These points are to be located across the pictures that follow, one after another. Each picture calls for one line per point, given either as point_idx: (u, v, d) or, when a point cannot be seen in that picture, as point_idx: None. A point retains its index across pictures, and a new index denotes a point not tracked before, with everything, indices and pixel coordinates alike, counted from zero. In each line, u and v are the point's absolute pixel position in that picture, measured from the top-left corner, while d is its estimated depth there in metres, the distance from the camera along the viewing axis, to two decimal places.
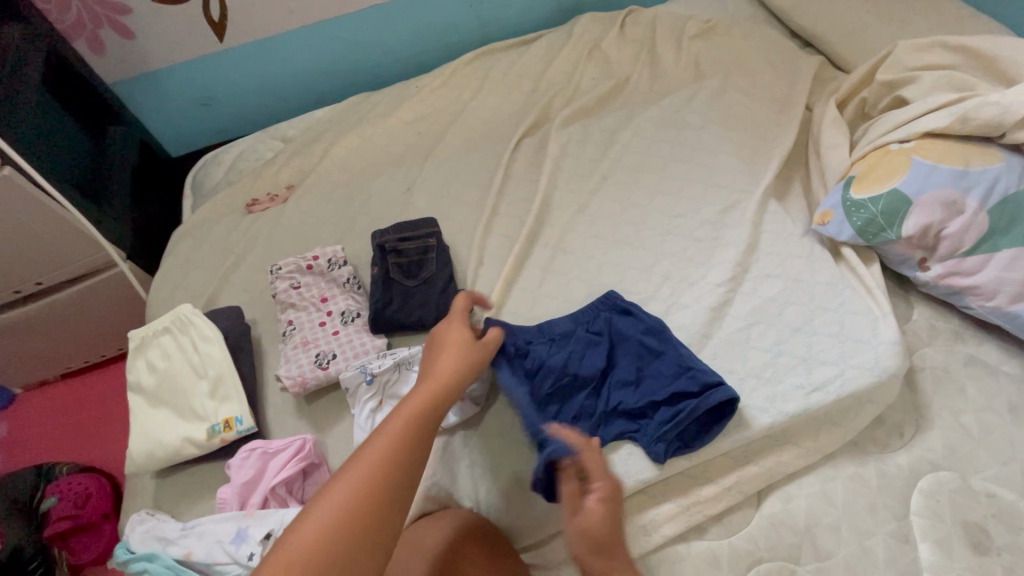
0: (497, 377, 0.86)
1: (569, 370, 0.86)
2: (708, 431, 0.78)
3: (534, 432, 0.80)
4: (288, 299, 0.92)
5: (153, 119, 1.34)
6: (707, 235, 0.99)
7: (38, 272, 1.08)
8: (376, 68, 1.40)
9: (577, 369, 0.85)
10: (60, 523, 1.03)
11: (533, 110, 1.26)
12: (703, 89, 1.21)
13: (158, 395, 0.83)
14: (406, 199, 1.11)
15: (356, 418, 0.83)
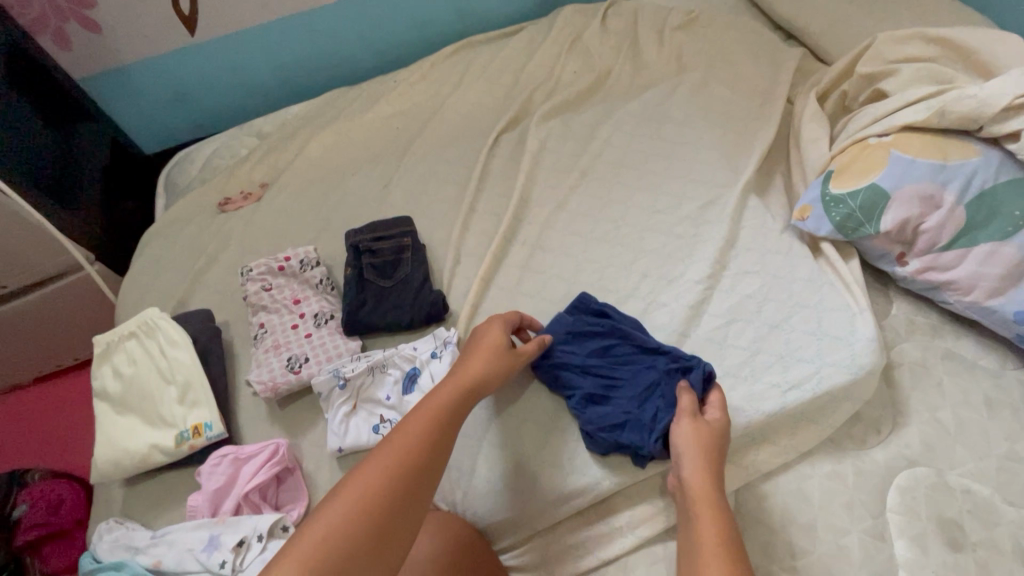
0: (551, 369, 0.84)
1: (575, 379, 0.82)
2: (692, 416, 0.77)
3: (604, 418, 0.78)
4: (260, 302, 0.90)
5: (124, 115, 1.31)
6: (687, 231, 0.98)
7: (3, 276, 1.04)
8: (354, 62, 1.37)
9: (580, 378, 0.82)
10: (32, 531, 1.01)
11: (514, 104, 1.24)
12: (684, 83, 1.20)
13: (125, 402, 0.81)
14: (383, 196, 1.08)
15: (329, 423, 0.81)
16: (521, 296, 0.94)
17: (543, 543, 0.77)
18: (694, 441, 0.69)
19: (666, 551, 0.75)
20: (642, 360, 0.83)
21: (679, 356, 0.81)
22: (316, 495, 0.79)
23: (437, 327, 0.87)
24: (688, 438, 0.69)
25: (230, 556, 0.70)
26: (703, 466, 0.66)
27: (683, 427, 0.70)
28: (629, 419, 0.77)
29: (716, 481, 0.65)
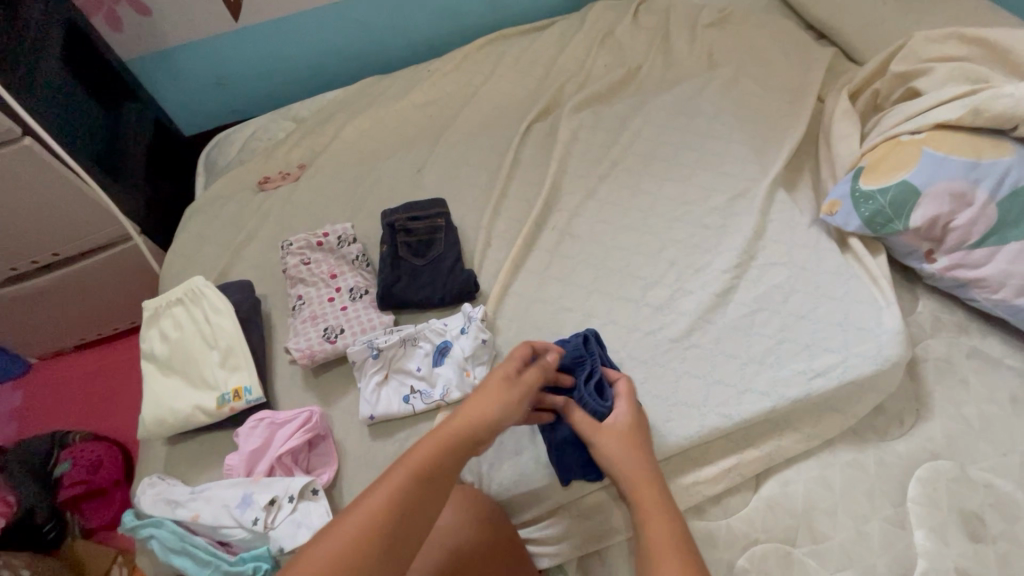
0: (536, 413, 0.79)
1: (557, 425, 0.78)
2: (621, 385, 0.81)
3: None
4: (298, 275, 0.93)
5: (168, 95, 1.36)
6: (715, 223, 0.99)
7: (56, 242, 1.07)
8: (389, 52, 1.41)
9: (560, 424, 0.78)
10: (74, 488, 1.07)
11: (544, 96, 1.26)
12: (714, 79, 1.21)
13: (170, 363, 0.85)
14: (416, 180, 1.11)
15: (362, 391, 0.84)
16: (549, 280, 0.95)
17: (567, 517, 0.79)
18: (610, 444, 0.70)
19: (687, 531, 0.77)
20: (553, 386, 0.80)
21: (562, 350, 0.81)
22: (349, 460, 0.82)
23: (465, 304, 0.90)
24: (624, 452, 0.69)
25: (263, 514, 0.73)
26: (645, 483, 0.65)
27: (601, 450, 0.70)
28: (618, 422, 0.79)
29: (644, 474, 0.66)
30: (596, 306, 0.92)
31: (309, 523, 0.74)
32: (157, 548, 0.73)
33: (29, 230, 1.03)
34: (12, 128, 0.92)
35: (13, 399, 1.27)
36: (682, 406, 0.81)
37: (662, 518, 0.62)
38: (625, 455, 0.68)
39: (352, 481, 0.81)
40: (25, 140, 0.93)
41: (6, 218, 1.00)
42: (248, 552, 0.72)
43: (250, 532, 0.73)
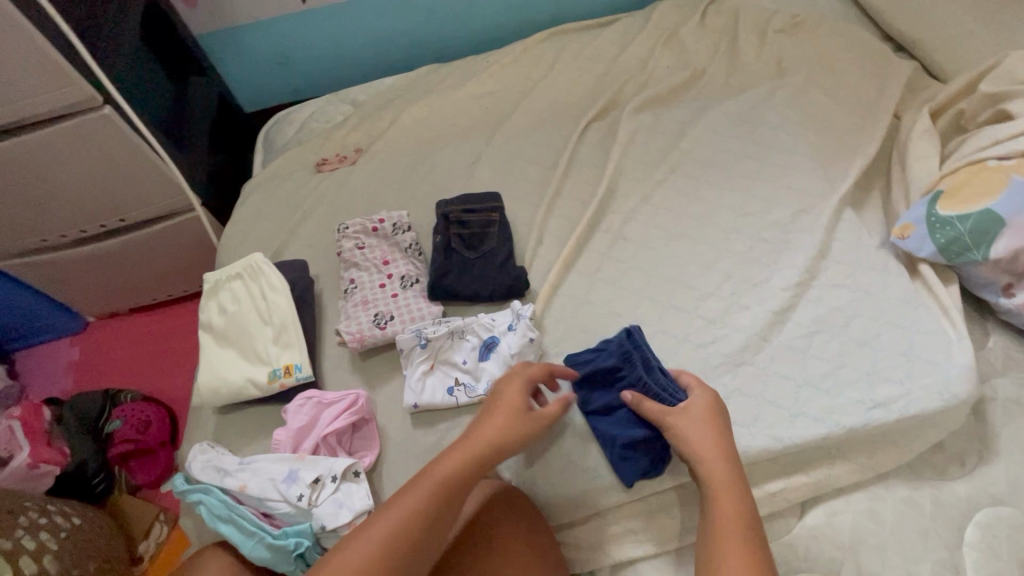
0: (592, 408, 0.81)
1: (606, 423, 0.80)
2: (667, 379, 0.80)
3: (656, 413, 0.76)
4: (352, 258, 0.94)
5: (233, 72, 1.39)
6: (776, 237, 0.96)
7: (125, 209, 1.10)
8: (448, 40, 1.41)
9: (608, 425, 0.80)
10: (124, 445, 1.13)
11: (603, 94, 1.24)
12: (783, 87, 1.17)
13: (226, 335, 0.87)
14: (470, 171, 1.11)
15: (408, 379, 0.85)
16: (599, 283, 0.94)
17: (604, 522, 0.78)
18: (696, 426, 0.71)
19: None
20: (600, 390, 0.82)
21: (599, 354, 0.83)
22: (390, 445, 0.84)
23: (515, 301, 0.89)
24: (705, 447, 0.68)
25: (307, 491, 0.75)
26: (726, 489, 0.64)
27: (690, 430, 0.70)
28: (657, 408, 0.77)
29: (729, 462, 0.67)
30: (646, 313, 0.90)
31: (352, 505, 0.75)
32: (205, 513, 0.75)
33: (101, 195, 1.05)
34: (94, 98, 0.92)
35: (72, 354, 1.34)
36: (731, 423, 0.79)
37: (734, 510, 0.62)
38: (712, 440, 0.69)
39: (392, 466, 0.82)
40: (105, 109, 0.93)
41: (81, 181, 1.02)
42: (290, 527, 0.73)
43: (294, 507, 0.75)
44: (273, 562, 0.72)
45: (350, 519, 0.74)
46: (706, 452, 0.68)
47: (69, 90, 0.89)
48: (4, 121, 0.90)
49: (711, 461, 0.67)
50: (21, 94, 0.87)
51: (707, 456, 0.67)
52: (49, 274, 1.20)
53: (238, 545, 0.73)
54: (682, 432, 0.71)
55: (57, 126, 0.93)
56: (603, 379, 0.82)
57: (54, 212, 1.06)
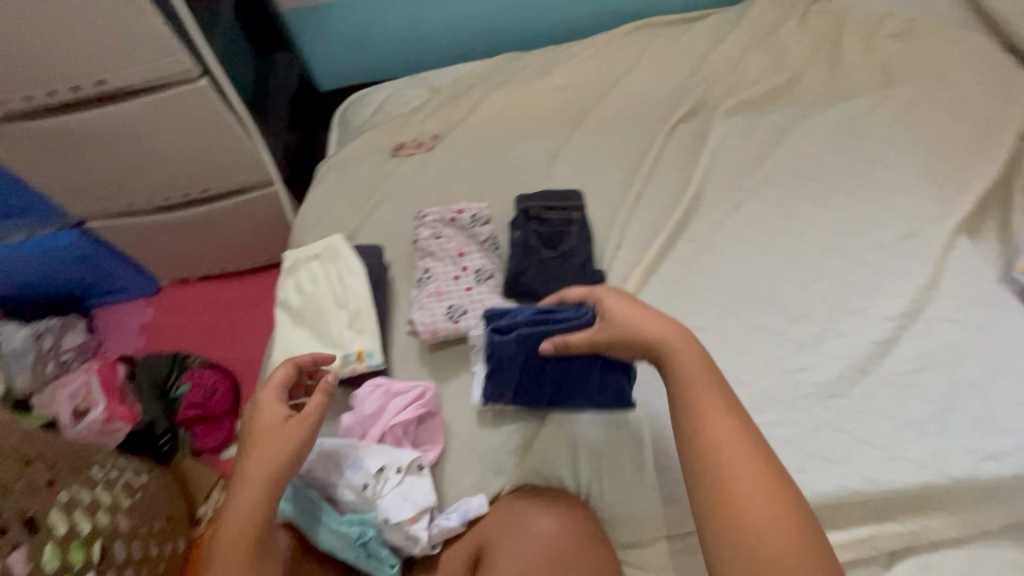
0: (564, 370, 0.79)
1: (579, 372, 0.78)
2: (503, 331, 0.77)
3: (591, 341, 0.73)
4: (428, 248, 0.93)
5: (315, 50, 1.40)
6: (878, 261, 0.89)
7: (207, 180, 1.11)
8: (530, 30, 1.37)
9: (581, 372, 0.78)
10: (190, 409, 1.17)
11: (690, 94, 1.17)
12: (892, 99, 1.08)
13: (302, 315, 0.87)
14: (549, 166, 1.07)
15: (476, 376, 0.84)
16: (681, 294, 0.90)
17: (674, 547, 0.74)
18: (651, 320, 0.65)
19: None
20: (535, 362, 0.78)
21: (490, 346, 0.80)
22: (453, 442, 0.82)
23: None
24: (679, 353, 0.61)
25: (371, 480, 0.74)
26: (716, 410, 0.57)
27: (652, 323, 0.64)
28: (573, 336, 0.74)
29: (694, 353, 0.62)
30: (730, 332, 0.85)
31: (415, 499, 0.74)
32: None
33: (188, 165, 1.07)
34: (194, 69, 0.92)
35: (144, 316, 1.39)
36: (819, 459, 0.74)
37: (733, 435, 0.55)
38: (669, 327, 0.64)
39: (455, 463, 0.81)
40: (202, 81, 0.94)
41: (171, 149, 1.04)
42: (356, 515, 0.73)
43: (358, 495, 0.74)
44: (336, 550, 0.71)
45: (413, 514, 0.73)
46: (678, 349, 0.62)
47: (171, 60, 0.90)
48: (108, 86, 0.92)
49: (677, 355, 0.62)
50: (128, 61, 0.88)
51: (685, 363, 0.60)
52: (132, 237, 1.24)
53: (303, 528, 0.72)
54: (642, 334, 0.64)
55: (156, 95, 0.95)
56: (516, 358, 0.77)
57: (142, 177, 1.09)
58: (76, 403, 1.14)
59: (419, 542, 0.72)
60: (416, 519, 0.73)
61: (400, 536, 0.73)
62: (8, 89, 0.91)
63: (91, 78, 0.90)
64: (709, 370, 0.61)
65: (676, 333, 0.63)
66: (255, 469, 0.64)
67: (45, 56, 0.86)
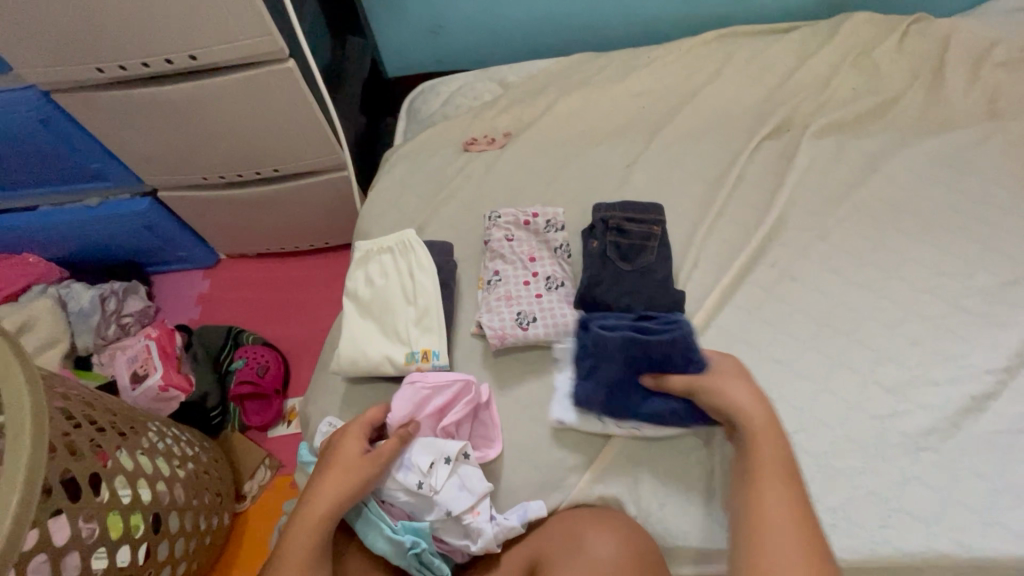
0: (648, 396, 0.76)
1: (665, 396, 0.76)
2: (601, 336, 0.78)
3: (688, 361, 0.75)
4: (499, 249, 0.92)
5: (387, 36, 1.38)
6: (977, 307, 0.83)
7: (280, 160, 1.12)
8: (609, 29, 1.33)
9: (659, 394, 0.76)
10: (242, 386, 1.16)
11: (777, 110, 1.11)
12: (1001, 132, 1.00)
13: (370, 307, 0.87)
14: (624, 175, 1.04)
15: (558, 393, 0.81)
16: (760, 322, 0.85)
17: None
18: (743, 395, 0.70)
19: None
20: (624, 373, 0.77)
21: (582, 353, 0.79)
22: (514, 452, 0.80)
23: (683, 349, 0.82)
24: (757, 417, 0.68)
25: (424, 475, 0.71)
26: (782, 477, 0.63)
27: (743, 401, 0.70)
28: (674, 349, 0.75)
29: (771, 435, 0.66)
30: (811, 367, 0.81)
31: (471, 488, 0.72)
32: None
33: (264, 144, 1.08)
34: (283, 51, 0.92)
35: (201, 287, 1.42)
36: (905, 514, 0.70)
37: (786, 502, 0.61)
38: (753, 400, 0.69)
39: (514, 473, 0.79)
40: (289, 63, 0.94)
41: (250, 128, 1.04)
42: (410, 523, 0.71)
43: (412, 493, 0.72)
44: (389, 555, 0.70)
45: (471, 504, 0.71)
46: (749, 409, 0.68)
47: (266, 41, 0.89)
48: (200, 61, 0.92)
49: (757, 436, 0.67)
50: (222, 39, 0.88)
51: (760, 428, 0.67)
52: (199, 209, 1.25)
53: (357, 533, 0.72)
54: (727, 398, 0.70)
55: (243, 73, 0.95)
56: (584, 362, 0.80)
57: (217, 153, 1.10)
58: (134, 368, 1.15)
59: (481, 539, 0.70)
60: (475, 509, 0.71)
61: (459, 532, 0.72)
62: (107, 57, 0.90)
63: (184, 52, 0.90)
64: (786, 457, 0.65)
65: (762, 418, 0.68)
66: (322, 499, 0.68)
67: (143, 28, 0.86)
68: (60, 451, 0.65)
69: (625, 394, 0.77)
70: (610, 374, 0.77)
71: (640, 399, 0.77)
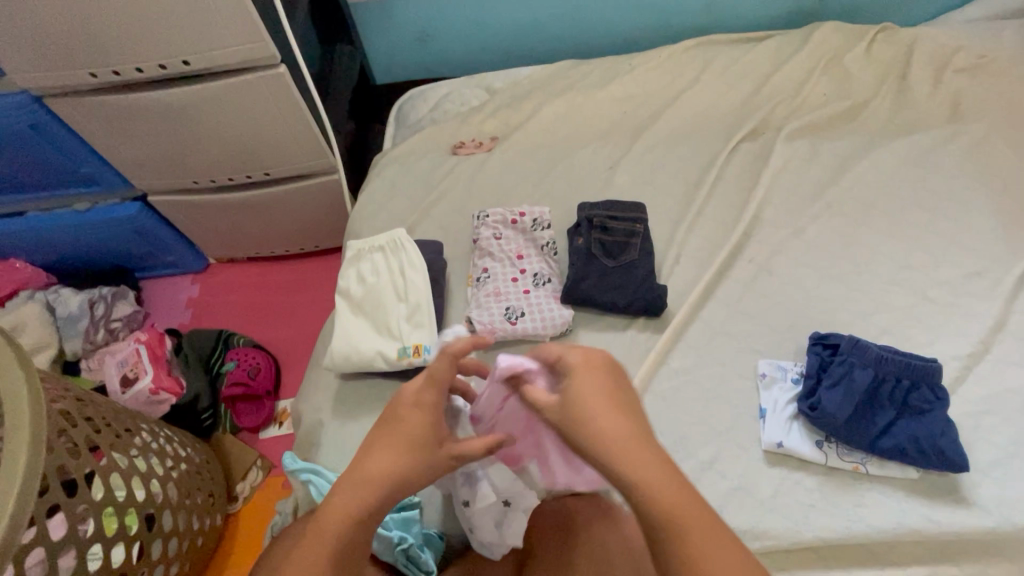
0: (889, 424, 0.74)
1: (897, 419, 0.75)
2: (854, 352, 0.78)
3: (933, 391, 0.74)
4: (488, 247, 0.95)
5: (375, 45, 1.41)
6: (943, 298, 0.88)
7: (270, 164, 1.14)
8: (590, 38, 1.37)
9: (906, 424, 0.73)
10: (234, 387, 1.17)
11: (753, 114, 1.15)
12: (963, 134, 1.06)
13: (362, 304, 0.89)
14: (608, 176, 1.07)
15: (770, 420, 0.79)
16: (739, 315, 0.89)
17: None
18: (594, 394, 0.53)
19: None
20: (868, 391, 0.76)
21: (823, 371, 0.80)
22: None
23: (763, 361, 0.84)
24: None
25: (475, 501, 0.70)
26: None
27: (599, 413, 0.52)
28: (925, 380, 0.74)
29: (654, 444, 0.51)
30: (786, 357, 0.85)
31: (505, 530, 0.70)
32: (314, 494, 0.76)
33: (255, 148, 1.10)
34: (275, 56, 0.94)
35: (191, 291, 1.43)
36: (878, 493, 0.73)
37: None
38: None
39: None
40: (281, 68, 0.96)
41: (242, 132, 1.06)
42: (398, 518, 0.74)
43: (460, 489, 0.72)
44: (378, 551, 0.72)
45: (500, 532, 0.70)
46: None
47: (258, 46, 0.91)
48: (193, 66, 0.94)
49: None
50: (215, 43, 0.90)
51: None
52: (190, 214, 1.26)
53: None
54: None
55: (235, 78, 0.97)
56: (887, 397, 0.75)
57: (208, 157, 1.11)
58: (124, 372, 1.15)
59: (489, 549, 0.70)
60: (501, 535, 0.70)
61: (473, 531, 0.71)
62: (99, 62, 0.92)
63: (177, 57, 0.92)
64: None
65: (618, 424, 0.51)
66: (386, 448, 0.58)
67: (137, 33, 0.88)
68: (56, 447, 0.66)
69: (885, 422, 0.74)
70: (848, 392, 0.76)
71: (877, 425, 0.74)
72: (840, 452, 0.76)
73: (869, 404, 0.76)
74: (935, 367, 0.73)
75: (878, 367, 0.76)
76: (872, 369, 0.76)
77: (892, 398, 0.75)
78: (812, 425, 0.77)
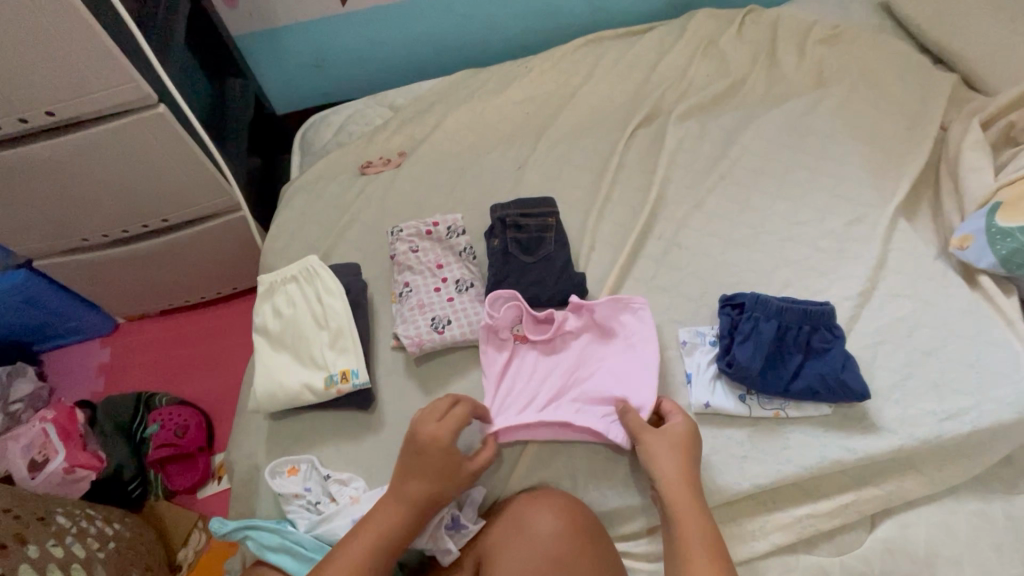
0: (797, 368, 0.80)
1: (805, 362, 0.81)
2: (757, 307, 0.83)
3: (829, 329, 0.82)
4: (406, 261, 0.95)
5: (268, 75, 1.38)
6: (832, 246, 0.96)
7: (166, 210, 1.08)
8: (484, 46, 1.40)
9: (812, 364, 0.80)
10: (163, 449, 1.10)
11: (645, 100, 1.21)
12: (828, 96, 1.16)
13: (282, 338, 0.87)
14: (519, 176, 1.10)
15: (695, 384, 0.83)
16: (656, 290, 0.94)
17: None
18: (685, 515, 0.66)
19: (798, 564, 0.75)
20: (775, 341, 0.82)
21: (732, 329, 0.84)
22: None
23: (682, 330, 0.88)
24: None
25: None
26: None
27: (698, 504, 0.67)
28: (823, 322, 0.81)
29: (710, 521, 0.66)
30: (704, 322, 0.90)
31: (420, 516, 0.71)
32: (253, 548, 0.71)
33: (147, 195, 1.04)
34: (151, 96, 0.90)
35: (102, 356, 1.33)
36: (800, 434, 0.79)
37: None
38: None
39: None
40: (159, 108, 0.92)
41: (128, 180, 1.00)
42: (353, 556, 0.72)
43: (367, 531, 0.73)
44: None
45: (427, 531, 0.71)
46: None
47: (130, 88, 0.87)
48: (59, 116, 0.88)
49: None
50: (80, 89, 0.85)
51: None
52: (85, 275, 1.18)
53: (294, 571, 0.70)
54: None
55: (109, 125, 0.91)
56: (792, 342, 0.81)
57: (95, 211, 1.04)
58: (32, 456, 1.06)
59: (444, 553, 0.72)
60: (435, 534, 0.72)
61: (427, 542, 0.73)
62: None
63: (39, 109, 0.86)
64: None
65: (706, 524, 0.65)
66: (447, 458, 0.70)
67: None
68: None
69: (793, 367, 0.80)
70: (757, 344, 0.81)
71: (786, 372, 0.80)
72: (759, 403, 0.81)
73: (779, 354, 0.81)
74: (829, 309, 0.81)
75: (782, 316, 0.82)
76: (776, 319, 0.82)
77: (797, 343, 0.82)
78: (730, 383, 0.82)
